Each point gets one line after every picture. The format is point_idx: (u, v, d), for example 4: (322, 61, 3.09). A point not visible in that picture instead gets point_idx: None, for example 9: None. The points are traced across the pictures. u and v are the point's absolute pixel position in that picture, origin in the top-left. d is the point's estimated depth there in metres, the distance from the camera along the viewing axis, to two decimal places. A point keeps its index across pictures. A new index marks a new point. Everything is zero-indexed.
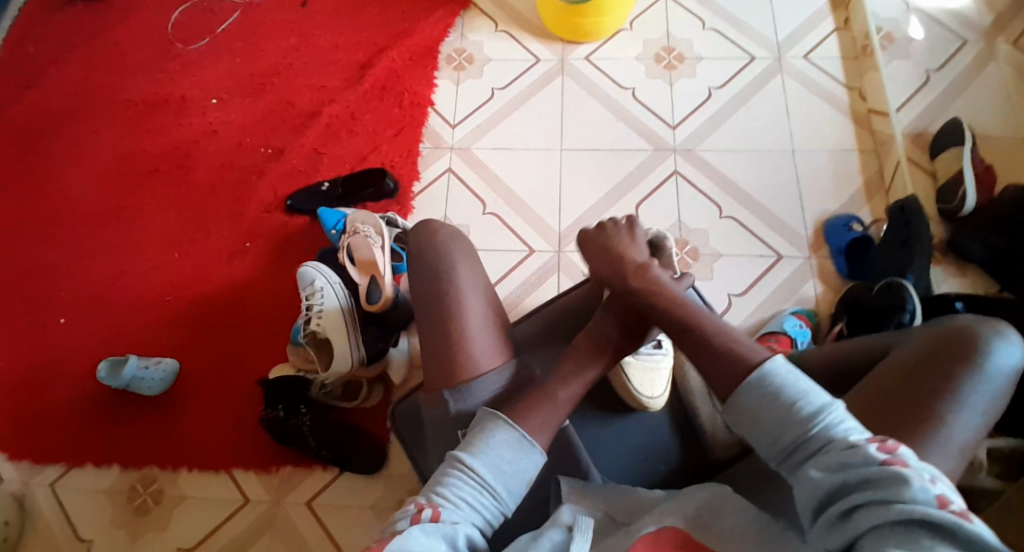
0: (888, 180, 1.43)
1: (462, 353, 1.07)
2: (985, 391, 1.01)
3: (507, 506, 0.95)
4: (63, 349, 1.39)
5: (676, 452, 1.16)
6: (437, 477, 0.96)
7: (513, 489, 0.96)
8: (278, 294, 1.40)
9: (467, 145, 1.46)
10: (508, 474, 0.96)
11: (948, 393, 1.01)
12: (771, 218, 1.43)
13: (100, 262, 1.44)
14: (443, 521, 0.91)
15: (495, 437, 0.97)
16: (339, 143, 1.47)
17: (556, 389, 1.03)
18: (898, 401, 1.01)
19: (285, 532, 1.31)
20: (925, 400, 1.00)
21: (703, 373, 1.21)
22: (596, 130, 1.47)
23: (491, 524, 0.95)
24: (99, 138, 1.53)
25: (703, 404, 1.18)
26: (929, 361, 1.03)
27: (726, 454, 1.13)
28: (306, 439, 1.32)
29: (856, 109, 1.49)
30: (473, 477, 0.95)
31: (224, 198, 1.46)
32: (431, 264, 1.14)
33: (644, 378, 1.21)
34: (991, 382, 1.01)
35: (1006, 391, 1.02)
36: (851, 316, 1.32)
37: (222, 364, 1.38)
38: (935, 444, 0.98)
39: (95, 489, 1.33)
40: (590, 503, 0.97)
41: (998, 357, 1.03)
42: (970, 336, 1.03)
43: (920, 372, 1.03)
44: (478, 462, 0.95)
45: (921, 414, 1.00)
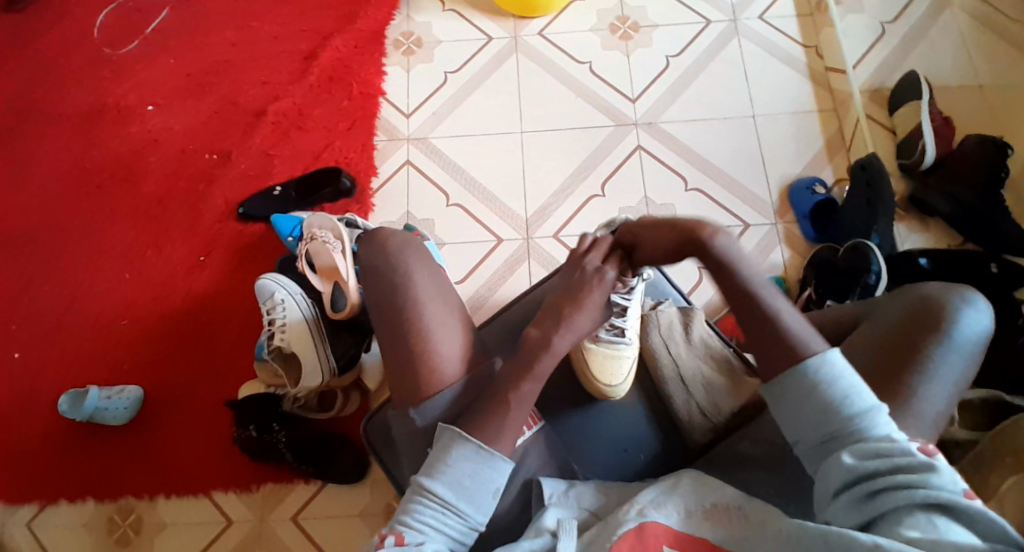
0: (849, 139, 1.43)
1: (424, 368, 1.03)
2: (956, 359, 0.98)
3: (475, 521, 0.95)
4: (18, 383, 1.32)
5: (656, 441, 1.16)
6: (402, 504, 0.96)
7: (481, 501, 0.95)
8: (240, 308, 1.35)
9: (425, 134, 1.41)
10: (472, 489, 0.95)
11: (918, 365, 0.98)
12: (736, 186, 1.41)
13: (46, 288, 1.36)
14: (408, 545, 0.92)
15: (453, 453, 0.96)
16: (289, 142, 1.41)
17: (519, 388, 1.01)
18: (869, 379, 0.99)
19: (274, 549, 1.28)
20: (894, 374, 0.98)
21: (673, 356, 1.20)
22: (557, 108, 1.43)
23: (463, 542, 0.95)
24: (29, 156, 1.43)
25: (676, 389, 1.17)
26: (897, 334, 1.00)
27: (705, 437, 1.13)
28: (282, 454, 1.29)
29: (814, 68, 1.47)
30: (435, 499, 0.94)
31: (174, 209, 1.39)
32: (380, 277, 1.07)
33: (605, 365, 1.20)
34: (961, 349, 0.98)
35: (977, 356, 0.99)
36: (822, 280, 1.32)
37: (189, 385, 1.33)
38: (907, 416, 0.95)
39: (70, 524, 1.27)
40: (573, 503, 0.99)
41: (968, 324, 1.00)
42: (939, 305, 1.00)
43: (890, 346, 1.00)
44: (438, 484, 0.95)
45: (892, 389, 0.97)
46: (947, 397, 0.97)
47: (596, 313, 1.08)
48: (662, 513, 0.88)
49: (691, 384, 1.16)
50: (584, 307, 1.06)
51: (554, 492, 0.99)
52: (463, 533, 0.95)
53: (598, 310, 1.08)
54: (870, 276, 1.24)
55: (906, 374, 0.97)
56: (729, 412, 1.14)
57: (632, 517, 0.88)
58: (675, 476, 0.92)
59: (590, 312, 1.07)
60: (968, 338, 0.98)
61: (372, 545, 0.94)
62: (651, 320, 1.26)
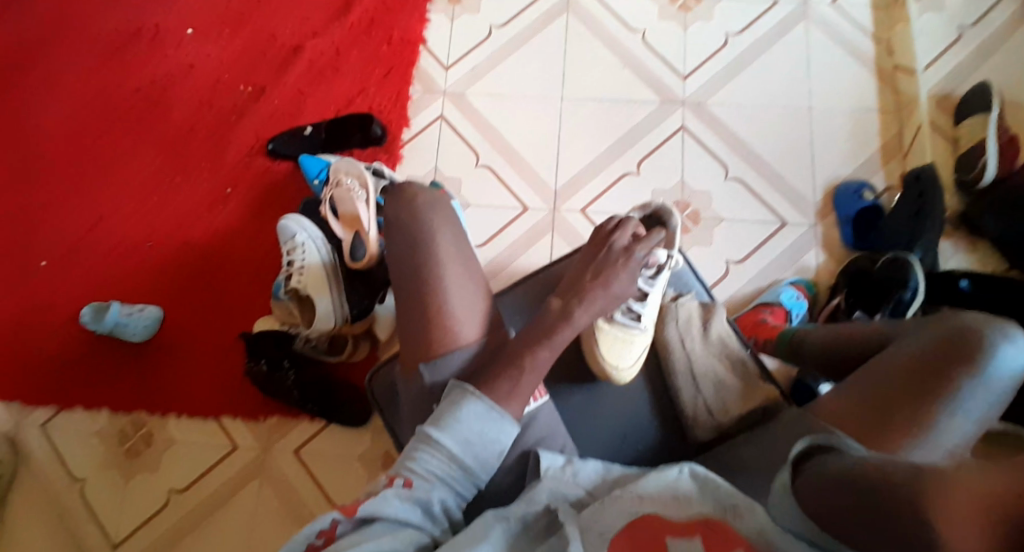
0: (908, 144, 1.35)
1: (438, 326, 1.02)
2: (988, 394, 0.91)
3: (480, 479, 0.95)
4: (44, 289, 1.37)
5: (656, 432, 1.14)
6: (408, 452, 0.95)
7: (487, 461, 0.96)
8: (261, 244, 1.38)
9: (461, 90, 1.40)
10: (482, 449, 0.95)
11: (945, 395, 0.91)
12: (778, 180, 1.36)
13: (78, 201, 1.40)
14: (415, 490, 0.91)
15: (465, 409, 0.96)
16: (323, 82, 1.41)
17: (534, 356, 1.01)
18: (886, 403, 0.92)
19: (274, 479, 1.33)
20: (918, 402, 0.91)
21: (687, 352, 1.17)
22: (601, 77, 1.40)
23: (464, 496, 0.95)
24: (72, 69, 1.46)
25: (686, 385, 1.14)
26: (929, 359, 0.93)
27: (706, 436, 1.11)
28: (289, 391, 1.32)
29: (881, 65, 1.39)
30: (443, 451, 0.94)
31: (208, 139, 1.42)
32: (405, 228, 1.05)
33: (615, 348, 1.17)
34: (996, 385, 0.91)
35: (1009, 393, 0.91)
36: (853, 290, 1.27)
37: (206, 312, 1.36)
38: (922, 448, 0.89)
39: (85, 431, 1.34)
40: (570, 479, 0.94)
41: (1007, 358, 0.92)
42: (977, 335, 0.93)
43: (919, 370, 0.92)
44: (448, 438, 0.94)
45: (912, 418, 0.90)
46: (970, 431, 0.91)
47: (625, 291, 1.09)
48: (654, 505, 0.85)
49: (700, 381, 1.14)
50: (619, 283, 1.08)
51: (552, 466, 0.94)
52: (465, 487, 0.95)
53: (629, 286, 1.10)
54: (905, 292, 1.17)
55: (929, 402, 0.90)
56: (737, 415, 1.11)
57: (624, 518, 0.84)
58: (675, 470, 0.88)
59: (620, 289, 1.08)
60: (1004, 374, 0.91)
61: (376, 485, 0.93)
62: (669, 311, 1.22)
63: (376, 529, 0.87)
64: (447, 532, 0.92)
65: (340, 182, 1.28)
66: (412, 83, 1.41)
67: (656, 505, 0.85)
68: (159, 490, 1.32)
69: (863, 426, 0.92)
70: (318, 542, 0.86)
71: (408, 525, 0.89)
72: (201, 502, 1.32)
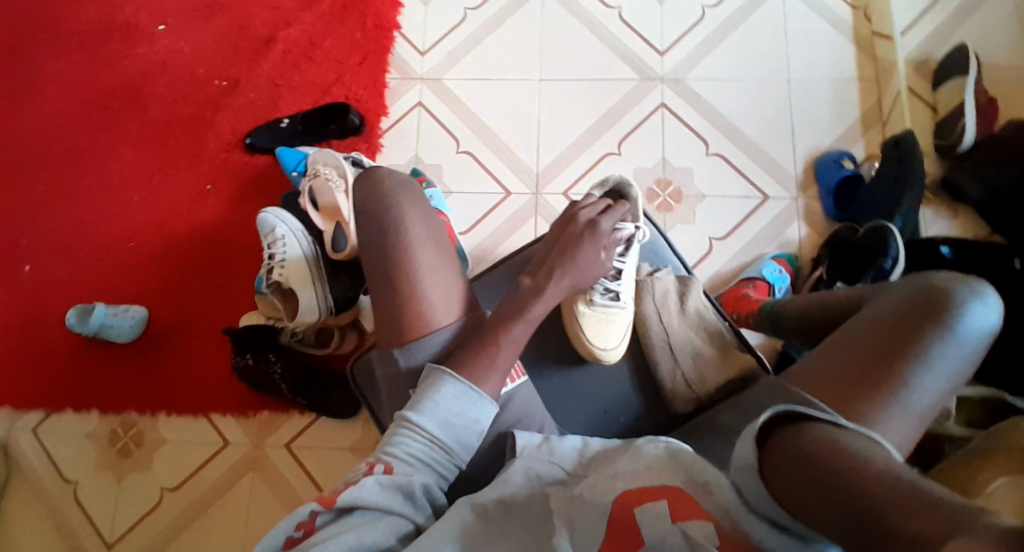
0: (887, 112, 1.34)
1: (413, 310, 1.02)
2: (957, 353, 0.93)
3: (459, 460, 0.96)
4: (28, 294, 1.37)
5: (638, 405, 1.15)
6: (387, 437, 0.96)
7: (466, 440, 0.96)
8: (244, 239, 1.37)
9: (438, 75, 1.39)
10: (460, 430, 0.96)
11: (915, 355, 0.93)
12: (759, 153, 1.35)
13: (58, 203, 1.40)
14: (396, 475, 0.91)
15: (442, 390, 0.96)
16: (299, 73, 1.40)
17: (511, 330, 1.02)
18: (859, 364, 0.94)
19: (268, 473, 1.33)
20: (887, 362, 0.93)
21: (664, 324, 1.18)
22: (578, 56, 1.39)
23: (446, 478, 0.95)
24: (46, 71, 1.45)
25: (663, 357, 1.15)
26: (898, 321, 0.95)
27: (686, 407, 1.12)
28: (277, 385, 1.32)
29: (860, 32, 1.38)
30: (422, 433, 0.94)
31: (184, 136, 1.41)
32: (375, 213, 1.05)
33: (599, 329, 1.17)
34: (964, 345, 0.93)
35: (978, 352, 0.94)
36: (834, 261, 1.27)
37: (191, 309, 1.36)
38: (893, 406, 0.91)
39: (76, 433, 1.34)
40: (548, 455, 0.94)
41: (972, 319, 0.94)
42: (946, 296, 0.95)
43: (887, 336, 0.95)
44: (427, 420, 0.94)
45: (882, 378, 0.92)
46: (941, 387, 0.92)
47: (598, 266, 1.12)
48: (631, 488, 0.86)
49: (679, 352, 1.14)
50: (590, 256, 1.12)
51: (529, 444, 0.95)
52: (442, 470, 0.95)
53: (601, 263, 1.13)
54: (886, 259, 1.18)
55: (900, 362, 0.93)
56: (715, 385, 1.12)
57: (604, 502, 0.85)
58: (653, 442, 0.90)
59: (591, 263, 1.12)
60: (973, 332, 0.93)
61: (355, 473, 0.92)
62: (648, 286, 1.23)
63: (356, 518, 0.87)
64: (430, 517, 0.92)
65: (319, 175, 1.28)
66: (387, 70, 1.40)
67: (629, 484, 0.86)
68: (152, 489, 1.32)
69: (836, 387, 0.94)
70: (297, 533, 0.86)
71: (391, 511, 0.88)
72: (193, 500, 1.32)
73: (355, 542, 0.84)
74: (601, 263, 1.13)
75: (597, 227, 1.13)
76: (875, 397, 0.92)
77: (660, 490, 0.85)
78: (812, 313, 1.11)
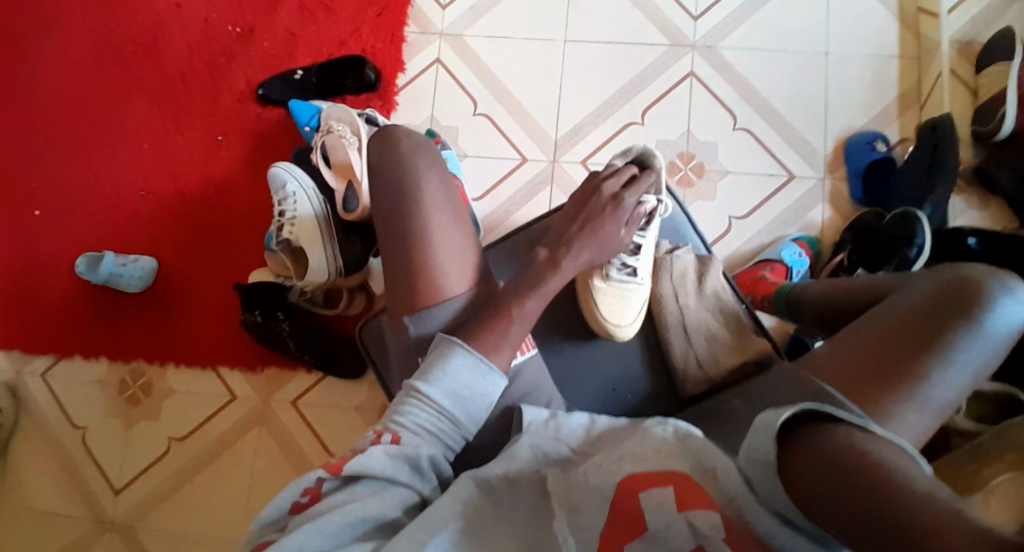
0: (926, 94, 1.28)
1: (425, 278, 1.00)
2: (982, 348, 0.91)
3: (467, 431, 0.94)
4: (38, 238, 1.36)
5: (647, 385, 1.14)
6: (395, 405, 0.94)
7: (475, 412, 0.94)
8: (255, 192, 1.35)
9: (459, 32, 1.34)
10: (469, 401, 0.94)
11: (937, 349, 0.90)
12: (788, 131, 1.31)
13: (68, 147, 1.37)
14: (404, 445, 0.89)
15: (453, 361, 0.94)
16: (316, 21, 1.35)
17: (523, 304, 1.00)
18: (879, 356, 0.92)
19: (274, 428, 1.34)
20: (905, 358, 0.91)
21: (680, 305, 1.15)
22: (607, 19, 1.33)
23: (453, 448, 0.93)
24: (58, 7, 1.41)
25: (677, 340, 1.13)
26: (921, 315, 0.93)
27: (696, 390, 1.11)
28: (285, 343, 1.31)
29: (904, 7, 1.31)
30: (430, 404, 0.92)
31: (197, 82, 1.37)
32: (395, 176, 1.03)
33: (613, 305, 1.15)
34: (990, 341, 0.91)
35: (1003, 349, 0.91)
36: (858, 247, 1.23)
37: (200, 262, 1.35)
38: (908, 402, 0.89)
39: (85, 380, 1.35)
40: (554, 434, 0.93)
41: (997, 317, 0.91)
42: (971, 292, 0.92)
43: (907, 330, 0.92)
44: (436, 390, 0.92)
45: (899, 373, 0.90)
46: (960, 384, 0.90)
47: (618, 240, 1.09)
48: (637, 472, 0.84)
49: (693, 335, 1.13)
50: (609, 229, 1.09)
51: (535, 420, 0.93)
52: (449, 439, 0.93)
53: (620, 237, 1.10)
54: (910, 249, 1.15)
55: (921, 356, 0.90)
56: (727, 368, 1.11)
57: (606, 490, 0.84)
58: (663, 423, 0.89)
59: (610, 238, 1.09)
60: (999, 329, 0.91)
61: (362, 440, 0.91)
62: (664, 265, 1.19)
63: (363, 487, 0.85)
64: (435, 489, 0.90)
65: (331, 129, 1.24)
66: (406, 23, 1.34)
67: (636, 467, 0.85)
68: (160, 439, 1.34)
69: (851, 382, 0.92)
70: (303, 499, 0.85)
71: (397, 482, 0.87)
72: (200, 451, 1.33)
73: (362, 512, 0.83)
74: (621, 240, 1.11)
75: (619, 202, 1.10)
76: (891, 393, 0.90)
77: (667, 476, 0.83)
78: (829, 299, 1.08)
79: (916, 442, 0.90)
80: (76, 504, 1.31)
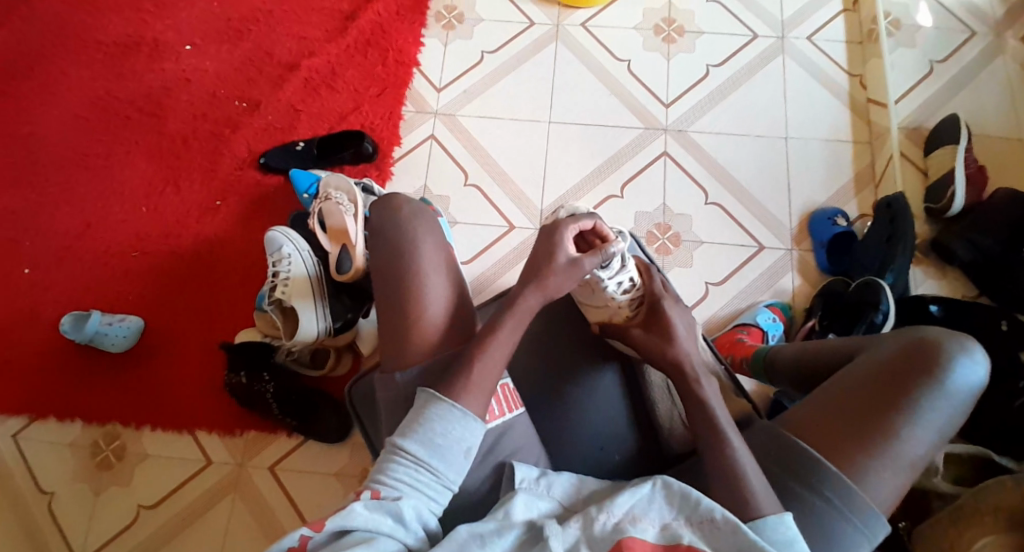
0: (879, 173, 1.40)
1: (416, 333, 0.97)
2: (944, 408, 0.92)
3: (449, 480, 0.87)
4: (26, 296, 1.37)
5: (634, 443, 1.05)
6: (376, 465, 0.89)
7: (456, 461, 0.88)
8: (247, 255, 1.38)
9: (452, 111, 1.44)
10: (448, 450, 0.88)
11: (903, 409, 0.91)
12: (756, 206, 1.40)
13: (66, 211, 1.41)
14: (384, 498, 0.84)
15: (428, 412, 0.89)
16: (318, 100, 1.45)
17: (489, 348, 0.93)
18: (846, 415, 0.92)
19: (251, 496, 1.30)
20: (876, 412, 0.91)
21: None
22: (589, 102, 1.44)
23: (439, 502, 0.87)
24: (69, 82, 1.49)
25: (660, 396, 1.07)
26: (889, 369, 0.93)
27: (682, 447, 1.04)
28: (268, 404, 1.30)
29: (855, 98, 1.46)
30: (408, 457, 0.87)
31: (199, 153, 1.43)
32: (390, 239, 1.01)
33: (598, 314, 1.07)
34: (952, 400, 0.92)
35: (966, 408, 0.92)
36: (827, 312, 1.30)
37: (187, 323, 1.36)
38: (882, 456, 0.90)
39: (57, 442, 1.31)
40: (544, 492, 0.89)
41: (961, 374, 0.92)
42: (935, 347, 0.93)
43: (879, 386, 0.93)
44: (413, 442, 0.87)
45: (873, 428, 0.91)
46: (930, 436, 0.91)
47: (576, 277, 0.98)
48: (639, 529, 0.81)
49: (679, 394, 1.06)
50: (555, 267, 0.97)
51: (526, 477, 0.90)
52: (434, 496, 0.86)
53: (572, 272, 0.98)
54: (878, 312, 1.21)
55: (887, 415, 0.91)
56: None
57: (609, 533, 0.81)
58: (649, 484, 0.85)
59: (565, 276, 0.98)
60: (961, 389, 0.92)
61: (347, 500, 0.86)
62: None
63: (350, 539, 0.79)
64: (422, 541, 0.83)
65: (328, 198, 1.30)
66: (402, 104, 1.44)
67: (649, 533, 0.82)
68: (128, 506, 1.29)
69: (825, 436, 0.92)
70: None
71: (380, 533, 0.81)
72: (170, 519, 1.28)
73: None
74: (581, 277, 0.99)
75: (557, 235, 0.98)
76: (865, 446, 0.90)
77: None
78: (810, 360, 1.08)
79: (887, 499, 0.90)
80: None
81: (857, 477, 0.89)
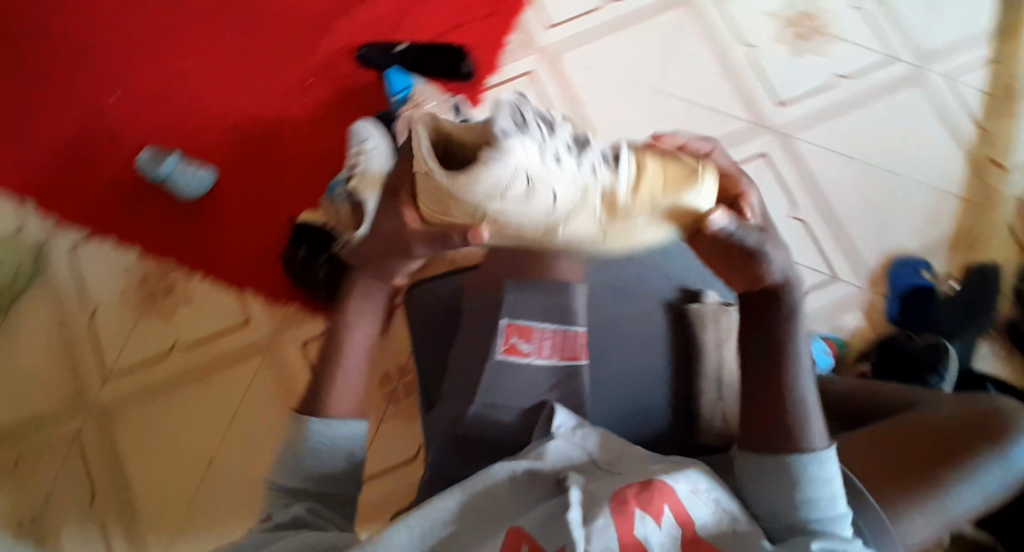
0: (977, 239, 1.32)
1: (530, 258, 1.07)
2: (1001, 479, 0.92)
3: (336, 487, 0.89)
4: (110, 121, 1.41)
5: (668, 423, 1.05)
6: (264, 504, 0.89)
7: (338, 467, 0.89)
8: (325, 140, 1.40)
9: (559, 51, 1.40)
10: (330, 457, 0.88)
11: (959, 465, 0.91)
12: (842, 233, 1.34)
13: (167, 48, 1.43)
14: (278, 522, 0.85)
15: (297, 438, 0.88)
16: (430, 5, 1.42)
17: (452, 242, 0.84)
18: (901, 455, 0.92)
19: (278, 365, 1.34)
20: (922, 464, 0.91)
21: (720, 357, 1.06)
22: (700, 79, 1.39)
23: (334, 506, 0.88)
24: None
25: (709, 388, 1.05)
26: (948, 429, 0.93)
27: (712, 442, 1.04)
28: (318, 287, 1.32)
29: (979, 152, 1.35)
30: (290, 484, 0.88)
31: (304, 27, 1.43)
32: None
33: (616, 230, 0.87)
34: (1010, 473, 0.92)
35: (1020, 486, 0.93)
36: (883, 360, 1.25)
37: (253, 188, 1.38)
38: (927, 503, 0.89)
39: (107, 267, 1.36)
40: (578, 443, 0.90)
41: None
42: (1010, 418, 0.93)
43: (941, 437, 0.93)
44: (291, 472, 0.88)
45: (922, 474, 0.91)
46: (965, 503, 0.90)
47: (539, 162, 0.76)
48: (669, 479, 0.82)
49: (727, 390, 1.04)
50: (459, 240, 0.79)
51: (563, 426, 0.90)
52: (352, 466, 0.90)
53: (530, 185, 0.75)
54: (937, 378, 1.17)
55: (942, 466, 0.91)
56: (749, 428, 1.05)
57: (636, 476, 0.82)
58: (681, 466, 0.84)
59: (538, 173, 0.76)
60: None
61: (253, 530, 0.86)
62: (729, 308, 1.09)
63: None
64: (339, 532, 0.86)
65: (419, 105, 1.33)
66: (510, 31, 1.41)
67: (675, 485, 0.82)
68: (166, 340, 1.35)
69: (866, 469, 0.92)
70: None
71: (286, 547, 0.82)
72: (200, 365, 1.35)
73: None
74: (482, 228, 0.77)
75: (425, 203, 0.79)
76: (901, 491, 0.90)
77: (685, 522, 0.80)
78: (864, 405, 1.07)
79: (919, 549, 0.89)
80: (67, 396, 1.34)
81: (889, 512, 0.88)
